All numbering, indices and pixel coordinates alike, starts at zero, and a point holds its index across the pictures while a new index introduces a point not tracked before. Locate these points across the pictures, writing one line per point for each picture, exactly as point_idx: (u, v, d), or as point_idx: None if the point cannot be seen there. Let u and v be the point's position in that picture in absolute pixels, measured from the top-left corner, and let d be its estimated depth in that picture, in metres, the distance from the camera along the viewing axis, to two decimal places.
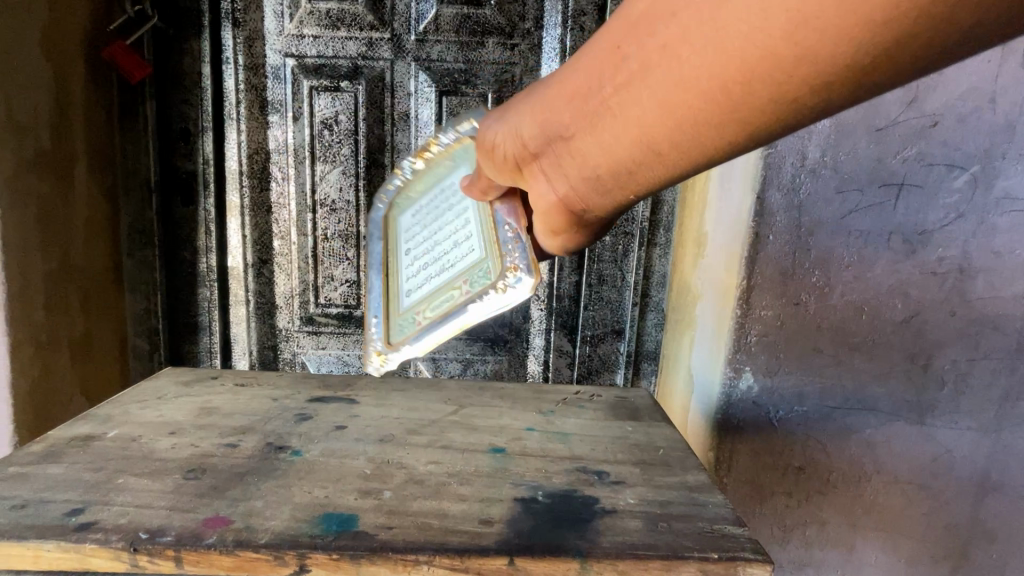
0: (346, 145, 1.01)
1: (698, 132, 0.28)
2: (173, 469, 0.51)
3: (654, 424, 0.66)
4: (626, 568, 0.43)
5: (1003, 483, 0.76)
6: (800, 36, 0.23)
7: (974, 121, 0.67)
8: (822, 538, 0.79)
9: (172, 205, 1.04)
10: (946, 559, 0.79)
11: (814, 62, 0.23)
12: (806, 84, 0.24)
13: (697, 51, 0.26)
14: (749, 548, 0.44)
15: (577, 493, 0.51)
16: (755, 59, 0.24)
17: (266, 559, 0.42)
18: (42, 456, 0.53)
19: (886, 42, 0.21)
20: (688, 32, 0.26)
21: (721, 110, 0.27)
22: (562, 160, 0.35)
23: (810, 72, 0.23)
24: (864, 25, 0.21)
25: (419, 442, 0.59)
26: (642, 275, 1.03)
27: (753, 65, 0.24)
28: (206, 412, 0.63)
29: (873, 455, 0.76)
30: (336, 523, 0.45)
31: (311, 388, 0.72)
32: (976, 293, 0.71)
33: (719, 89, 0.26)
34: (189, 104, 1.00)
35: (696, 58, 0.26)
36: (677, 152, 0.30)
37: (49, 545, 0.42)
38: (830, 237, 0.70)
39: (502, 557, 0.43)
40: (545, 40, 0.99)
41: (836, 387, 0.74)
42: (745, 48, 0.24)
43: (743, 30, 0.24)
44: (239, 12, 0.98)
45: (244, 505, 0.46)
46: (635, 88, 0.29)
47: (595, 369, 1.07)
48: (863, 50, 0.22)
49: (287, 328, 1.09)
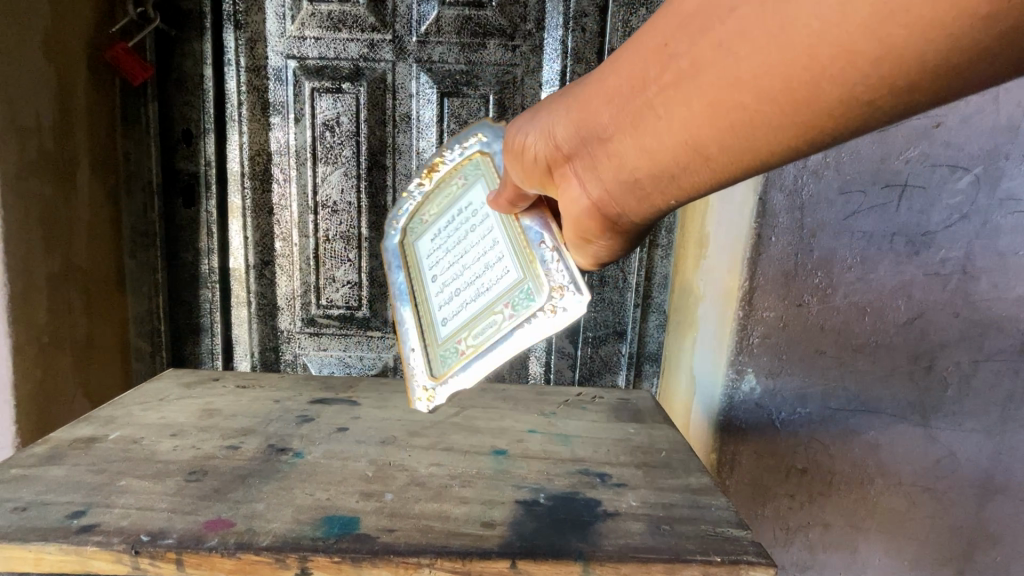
0: (348, 147, 1.01)
1: (764, 131, 0.29)
2: (174, 471, 0.51)
3: (656, 426, 0.65)
4: (629, 571, 0.43)
5: (1007, 485, 0.76)
6: (878, 31, 0.23)
7: (977, 122, 0.66)
8: (825, 540, 0.78)
9: (174, 207, 1.05)
10: (950, 562, 0.79)
11: (895, 63, 0.23)
12: (851, 90, 0.25)
13: (764, 45, 0.26)
14: (752, 551, 0.44)
15: (579, 496, 0.51)
16: (828, 54, 0.25)
17: (267, 562, 0.42)
18: (43, 458, 0.53)
19: (970, 42, 0.22)
20: (755, 28, 0.26)
21: (788, 105, 0.27)
22: (609, 164, 0.37)
23: (892, 75, 0.24)
24: (952, 25, 0.21)
25: (420, 444, 0.59)
26: (644, 276, 1.03)
27: (825, 59, 0.25)
28: (208, 414, 0.63)
29: (876, 458, 0.76)
30: (337, 526, 0.45)
31: (312, 390, 0.72)
32: (980, 294, 0.71)
33: (787, 83, 0.27)
34: (191, 106, 1.01)
35: (760, 52, 0.27)
36: (738, 151, 0.31)
37: (51, 548, 0.42)
38: (832, 239, 0.70)
39: (504, 560, 0.42)
40: (546, 41, 0.99)
41: (840, 389, 0.74)
42: (795, 56, 0.26)
43: (815, 25, 0.24)
44: (241, 14, 0.98)
45: (245, 508, 0.46)
46: (690, 84, 0.30)
47: (596, 370, 1.07)
48: (946, 51, 0.22)
49: (289, 330, 1.09)
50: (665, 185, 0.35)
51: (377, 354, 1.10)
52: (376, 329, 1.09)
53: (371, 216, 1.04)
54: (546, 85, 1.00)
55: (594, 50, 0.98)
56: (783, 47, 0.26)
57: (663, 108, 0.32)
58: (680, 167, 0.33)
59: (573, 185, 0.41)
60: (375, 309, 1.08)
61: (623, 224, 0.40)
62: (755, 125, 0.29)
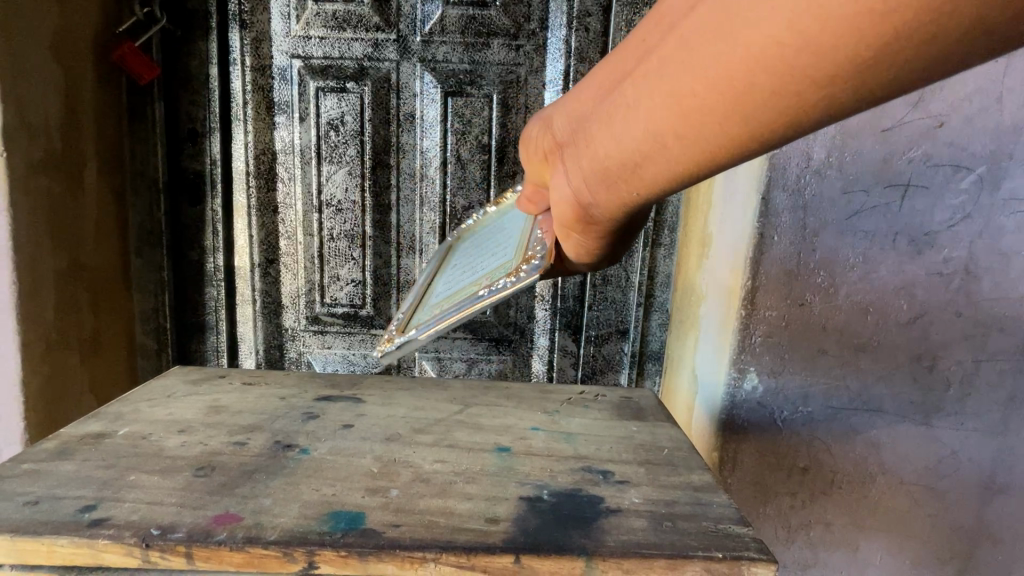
0: (352, 146, 1.02)
1: (723, 120, 0.29)
2: (182, 467, 0.52)
3: (658, 424, 0.66)
4: (632, 566, 0.43)
5: (1009, 485, 0.76)
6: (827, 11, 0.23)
7: (981, 121, 0.66)
8: (826, 538, 0.79)
9: (180, 205, 1.05)
10: (952, 561, 0.79)
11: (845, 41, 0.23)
12: (802, 75, 0.25)
13: (722, 29, 0.27)
14: (753, 548, 0.45)
15: (582, 492, 0.51)
16: (779, 35, 0.25)
17: (275, 556, 0.42)
18: (54, 453, 0.54)
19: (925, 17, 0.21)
20: (716, 14, 0.27)
21: (746, 90, 0.27)
22: (586, 156, 0.38)
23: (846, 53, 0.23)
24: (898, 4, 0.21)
25: (425, 441, 0.59)
26: (647, 275, 1.03)
27: (778, 39, 0.25)
28: (215, 411, 0.64)
29: (878, 457, 0.76)
30: (344, 521, 0.45)
31: (318, 387, 0.73)
32: (983, 294, 0.71)
33: (742, 69, 0.27)
34: (197, 105, 1.01)
35: (720, 35, 0.27)
36: (702, 142, 0.31)
37: (63, 541, 0.42)
38: (835, 238, 0.70)
39: (508, 555, 0.43)
40: (550, 41, 0.99)
41: (842, 388, 0.74)
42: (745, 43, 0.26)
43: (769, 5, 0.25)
44: (246, 13, 0.98)
45: (253, 502, 0.47)
46: (662, 67, 0.31)
47: (599, 369, 1.07)
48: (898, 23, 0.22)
49: (294, 327, 1.10)
50: (632, 179, 0.36)
51: None
52: (380, 328, 1.09)
53: (376, 215, 1.05)
54: (549, 84, 1.00)
55: (598, 49, 0.98)
56: (742, 26, 0.26)
57: (637, 95, 0.32)
58: (648, 159, 0.34)
59: (562, 178, 0.41)
60: (379, 307, 1.09)
61: (601, 219, 0.41)
62: (704, 115, 0.29)
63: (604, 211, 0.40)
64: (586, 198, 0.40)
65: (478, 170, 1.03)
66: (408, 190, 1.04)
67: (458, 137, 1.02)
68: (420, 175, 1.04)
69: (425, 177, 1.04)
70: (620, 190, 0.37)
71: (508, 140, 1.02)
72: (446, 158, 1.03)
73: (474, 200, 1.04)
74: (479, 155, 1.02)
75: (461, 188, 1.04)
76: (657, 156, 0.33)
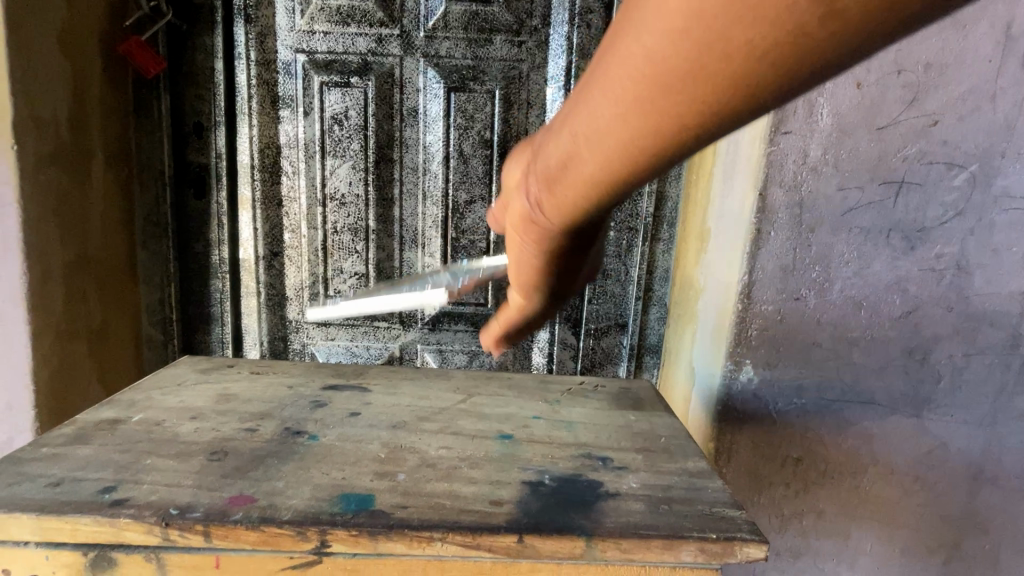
0: (356, 140, 1.03)
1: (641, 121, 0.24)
2: (196, 451, 0.54)
3: (656, 414, 0.68)
4: (630, 546, 0.45)
5: (997, 475, 0.78)
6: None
7: (973, 121, 0.68)
8: (818, 527, 0.81)
9: (185, 197, 1.06)
10: (940, 549, 0.81)
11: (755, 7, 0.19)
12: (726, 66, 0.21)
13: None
14: (746, 529, 0.47)
15: (583, 477, 0.53)
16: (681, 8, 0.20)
17: (289, 534, 0.44)
18: (72, 438, 0.56)
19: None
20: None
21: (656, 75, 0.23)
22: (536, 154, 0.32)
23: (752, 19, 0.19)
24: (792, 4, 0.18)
25: (430, 429, 0.61)
26: (646, 269, 1.05)
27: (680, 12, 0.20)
28: (225, 399, 0.66)
29: (869, 447, 0.78)
30: (354, 502, 0.47)
31: (324, 377, 0.75)
32: (973, 289, 0.73)
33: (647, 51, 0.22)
34: (203, 99, 1.02)
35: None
36: (644, 130, 0.25)
37: (86, 520, 0.44)
38: (830, 234, 0.72)
39: (512, 535, 0.45)
40: (552, 37, 1.00)
41: (835, 380, 0.76)
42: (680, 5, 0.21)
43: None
44: (252, 8, 0.99)
45: (266, 485, 0.49)
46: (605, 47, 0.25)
47: (598, 362, 1.09)
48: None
49: (298, 319, 1.12)
50: (576, 181, 0.30)
51: (383, 344, 1.12)
52: (383, 320, 1.11)
53: (379, 209, 1.06)
54: (551, 80, 1.02)
55: (599, 46, 0.99)
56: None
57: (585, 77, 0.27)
58: (589, 154, 0.27)
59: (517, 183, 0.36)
60: None
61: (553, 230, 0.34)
62: (644, 99, 0.23)
63: (552, 218, 0.33)
64: (535, 202, 0.34)
65: (480, 165, 1.04)
66: (411, 185, 1.06)
67: (461, 132, 1.03)
68: (423, 170, 1.05)
69: (428, 172, 1.05)
70: (563, 192, 0.31)
71: (509, 136, 1.03)
72: (449, 153, 1.04)
73: (476, 195, 1.06)
74: (481, 150, 1.04)
75: (463, 183, 1.05)
76: (589, 156, 0.28)
